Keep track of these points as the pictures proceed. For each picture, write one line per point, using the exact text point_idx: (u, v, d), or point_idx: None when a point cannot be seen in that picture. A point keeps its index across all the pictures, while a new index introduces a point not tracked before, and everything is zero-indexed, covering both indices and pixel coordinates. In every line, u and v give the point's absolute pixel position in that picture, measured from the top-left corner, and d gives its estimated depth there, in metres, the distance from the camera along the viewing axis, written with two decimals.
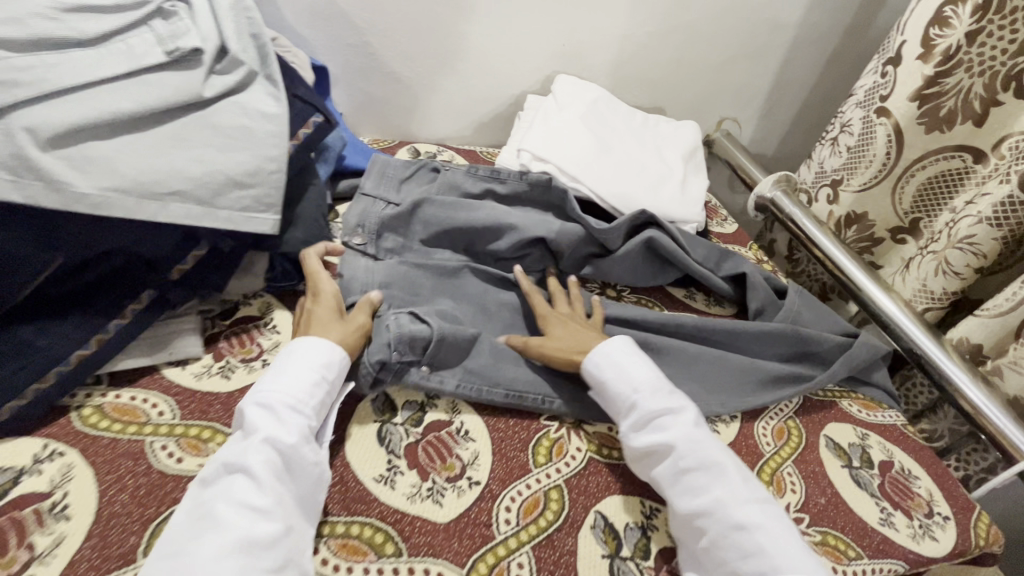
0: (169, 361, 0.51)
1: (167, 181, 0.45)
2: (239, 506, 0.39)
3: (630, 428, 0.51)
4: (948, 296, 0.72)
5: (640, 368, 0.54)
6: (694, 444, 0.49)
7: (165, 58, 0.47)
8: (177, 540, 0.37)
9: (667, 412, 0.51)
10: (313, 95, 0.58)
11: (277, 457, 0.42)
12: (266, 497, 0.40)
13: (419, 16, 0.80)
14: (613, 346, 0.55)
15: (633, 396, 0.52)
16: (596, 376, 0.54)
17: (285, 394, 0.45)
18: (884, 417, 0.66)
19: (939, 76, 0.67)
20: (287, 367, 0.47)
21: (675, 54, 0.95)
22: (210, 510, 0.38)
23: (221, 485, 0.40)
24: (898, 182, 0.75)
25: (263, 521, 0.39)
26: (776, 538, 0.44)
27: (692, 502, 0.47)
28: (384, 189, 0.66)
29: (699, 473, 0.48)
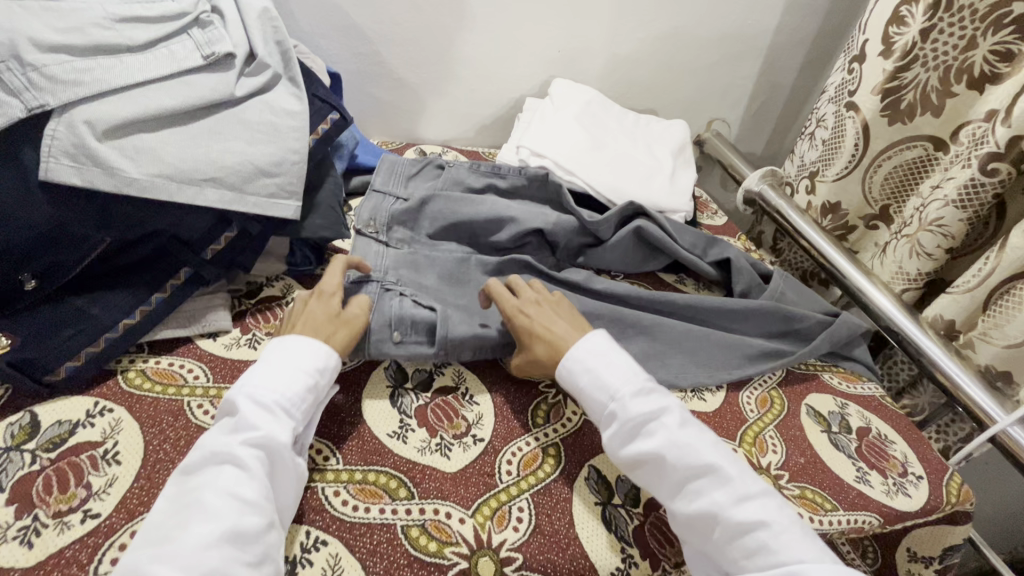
0: (202, 333, 0.56)
1: (204, 169, 0.51)
2: (226, 498, 0.39)
3: (613, 436, 0.51)
4: (922, 277, 0.77)
5: (617, 371, 0.53)
6: (681, 449, 0.48)
7: (202, 61, 0.54)
8: (163, 529, 0.38)
9: (649, 418, 0.50)
10: (330, 95, 0.63)
11: (264, 452, 0.42)
12: (254, 490, 0.40)
13: (425, 26, 0.87)
14: (586, 351, 0.54)
15: (611, 404, 0.51)
16: (573, 383, 0.53)
17: (273, 392, 0.45)
18: (863, 389, 0.71)
19: (898, 71, 0.74)
20: (277, 363, 0.47)
21: (665, 59, 1.01)
22: (198, 499, 0.39)
23: (208, 475, 0.41)
24: (867, 171, 0.82)
25: (249, 515, 0.39)
26: (774, 528, 0.45)
27: (690, 506, 0.47)
28: (394, 186, 0.71)
29: (692, 476, 0.48)
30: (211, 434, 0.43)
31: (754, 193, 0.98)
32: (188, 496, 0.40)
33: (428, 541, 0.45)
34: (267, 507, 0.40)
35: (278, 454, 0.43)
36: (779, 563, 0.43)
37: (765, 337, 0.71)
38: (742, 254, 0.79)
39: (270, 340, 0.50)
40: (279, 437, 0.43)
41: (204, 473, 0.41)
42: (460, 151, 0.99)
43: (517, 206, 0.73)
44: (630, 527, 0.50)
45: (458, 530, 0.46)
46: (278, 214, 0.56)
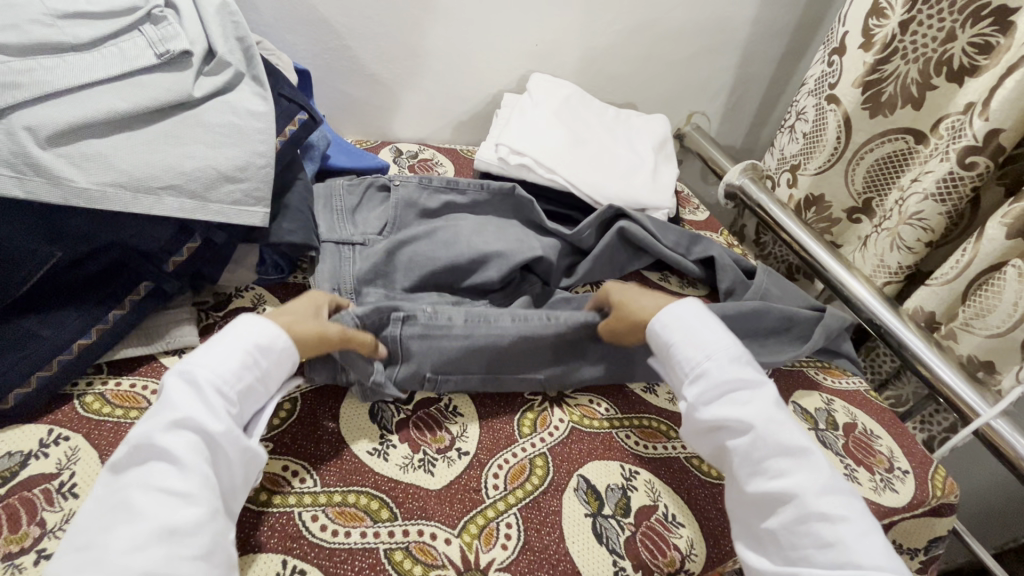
0: (166, 351, 0.53)
1: (162, 177, 0.48)
2: (155, 493, 0.36)
3: (700, 398, 0.50)
4: (904, 270, 0.78)
5: (719, 337, 0.52)
6: (774, 424, 0.47)
7: (156, 60, 0.50)
8: (89, 531, 0.35)
9: (743, 386, 0.49)
10: (299, 94, 0.60)
11: (200, 439, 0.39)
12: (188, 482, 0.37)
13: (396, 20, 0.84)
14: (691, 316, 0.54)
15: (705, 364, 0.51)
16: (671, 340, 0.53)
17: (207, 374, 0.42)
18: (848, 383, 0.71)
19: (879, 63, 0.73)
20: (211, 343, 0.44)
21: (643, 53, 0.99)
22: (124, 497, 0.36)
23: (135, 470, 0.38)
24: (850, 163, 0.81)
25: (184, 506, 0.36)
26: (852, 523, 0.43)
27: (768, 485, 0.46)
28: (338, 220, 0.66)
29: (780, 456, 0.47)
30: (141, 425, 0.40)
31: (735, 187, 0.98)
32: (115, 495, 0.37)
33: (412, 565, 0.43)
34: (205, 497, 0.38)
35: (213, 442, 0.40)
36: (849, 563, 0.41)
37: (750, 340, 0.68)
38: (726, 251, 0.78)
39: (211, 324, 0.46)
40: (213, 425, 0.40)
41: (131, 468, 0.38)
42: (438, 149, 0.97)
43: (483, 233, 0.69)
44: (621, 538, 0.49)
45: (444, 552, 0.44)
46: (244, 222, 0.53)
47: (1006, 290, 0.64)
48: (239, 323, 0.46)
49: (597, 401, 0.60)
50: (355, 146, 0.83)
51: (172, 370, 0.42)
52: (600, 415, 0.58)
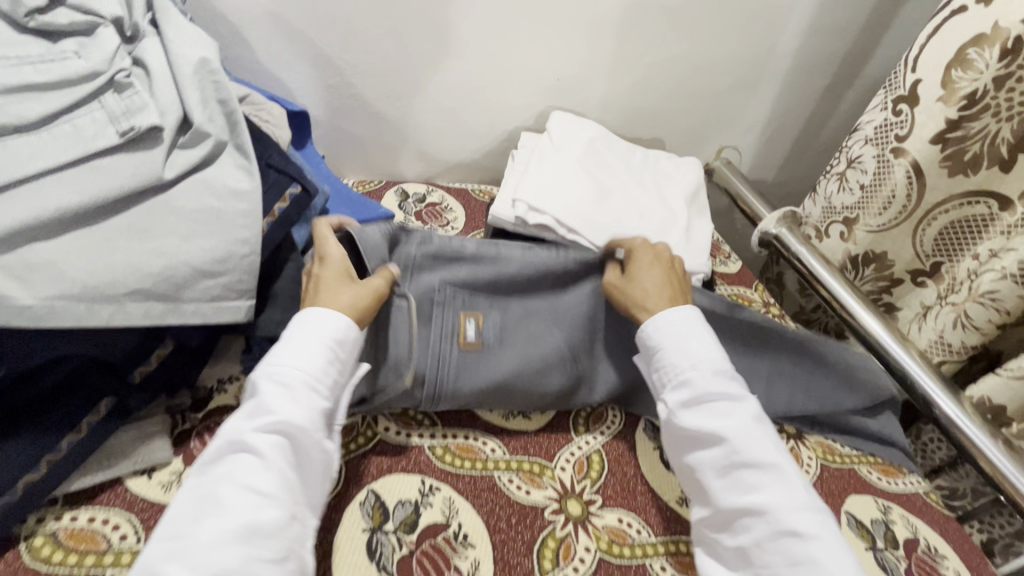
0: (134, 471, 0.46)
1: (124, 281, 0.40)
2: (242, 491, 0.38)
3: (679, 404, 0.51)
4: (966, 350, 0.71)
5: (704, 350, 0.52)
6: (747, 436, 0.47)
7: (119, 139, 0.42)
8: (178, 522, 0.37)
9: (723, 398, 0.49)
10: (289, 163, 0.52)
11: (286, 440, 0.41)
12: (271, 482, 0.39)
13: (404, 55, 0.75)
14: (679, 324, 0.54)
15: (688, 373, 0.51)
16: (656, 344, 0.53)
17: (291, 372, 0.43)
18: (905, 485, 0.63)
19: (963, 120, 0.64)
20: (299, 338, 0.45)
21: (673, 86, 0.90)
22: (214, 491, 0.38)
23: (226, 463, 0.40)
24: (919, 224, 0.73)
25: (266, 508, 0.38)
26: (825, 536, 0.43)
27: (739, 499, 0.46)
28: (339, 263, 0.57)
29: (755, 470, 0.46)
30: (233, 420, 0.42)
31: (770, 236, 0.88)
32: (207, 485, 0.39)
33: None
34: (285, 499, 0.39)
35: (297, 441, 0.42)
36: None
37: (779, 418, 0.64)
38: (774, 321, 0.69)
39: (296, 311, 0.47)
40: (296, 426, 0.42)
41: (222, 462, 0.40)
42: (447, 190, 0.89)
43: None
44: None
45: None
46: (224, 320, 0.45)
47: None
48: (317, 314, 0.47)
49: (627, 520, 0.52)
50: (356, 193, 0.75)
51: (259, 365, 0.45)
52: (631, 540, 0.51)
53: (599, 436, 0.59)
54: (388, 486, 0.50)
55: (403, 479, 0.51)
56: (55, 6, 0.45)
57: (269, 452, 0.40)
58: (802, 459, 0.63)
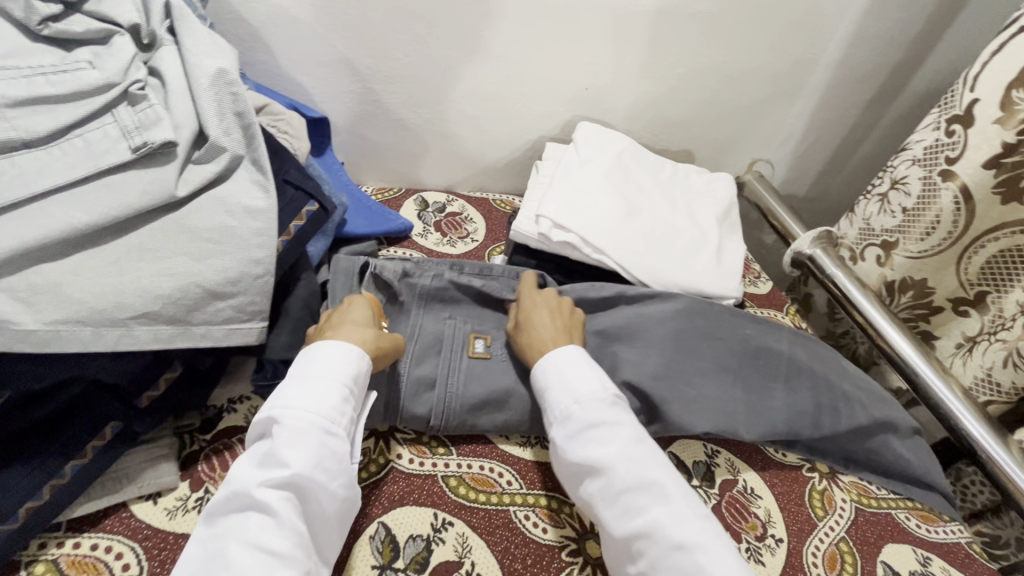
0: (139, 496, 0.44)
1: (131, 303, 0.39)
2: (250, 547, 0.35)
3: (566, 439, 0.48)
4: (1017, 392, 0.66)
5: (584, 377, 0.51)
6: (631, 461, 0.45)
7: (130, 155, 0.40)
8: None
9: (605, 425, 0.47)
10: (307, 178, 0.50)
11: (295, 491, 0.38)
12: (281, 534, 0.36)
13: (427, 60, 0.73)
14: (556, 357, 0.52)
15: (572, 407, 0.49)
16: (541, 384, 0.52)
17: (299, 410, 0.41)
18: (946, 533, 0.59)
19: (1021, 144, 0.59)
20: (303, 381, 0.43)
21: (706, 96, 0.86)
22: (222, 549, 0.35)
23: (232, 520, 0.37)
24: (965, 251, 0.68)
25: (278, 568, 0.35)
26: (714, 551, 0.41)
27: (630, 524, 0.43)
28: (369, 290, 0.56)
29: (637, 491, 0.44)
30: (238, 469, 0.39)
31: (804, 257, 0.83)
32: (215, 544, 0.36)
33: None
34: (298, 557, 0.36)
35: (311, 485, 0.39)
36: None
37: (806, 450, 0.62)
38: (810, 353, 0.65)
39: (303, 350, 0.46)
40: (308, 467, 0.39)
41: (229, 515, 0.37)
42: (468, 200, 0.86)
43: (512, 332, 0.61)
44: None
45: None
46: (236, 343, 0.44)
47: None
48: (325, 351, 0.45)
49: None
50: (375, 203, 0.73)
51: (265, 410, 0.42)
52: None
53: None
54: (399, 519, 0.48)
55: (415, 511, 0.49)
56: (70, 14, 0.43)
57: (277, 500, 0.37)
58: (836, 501, 0.59)
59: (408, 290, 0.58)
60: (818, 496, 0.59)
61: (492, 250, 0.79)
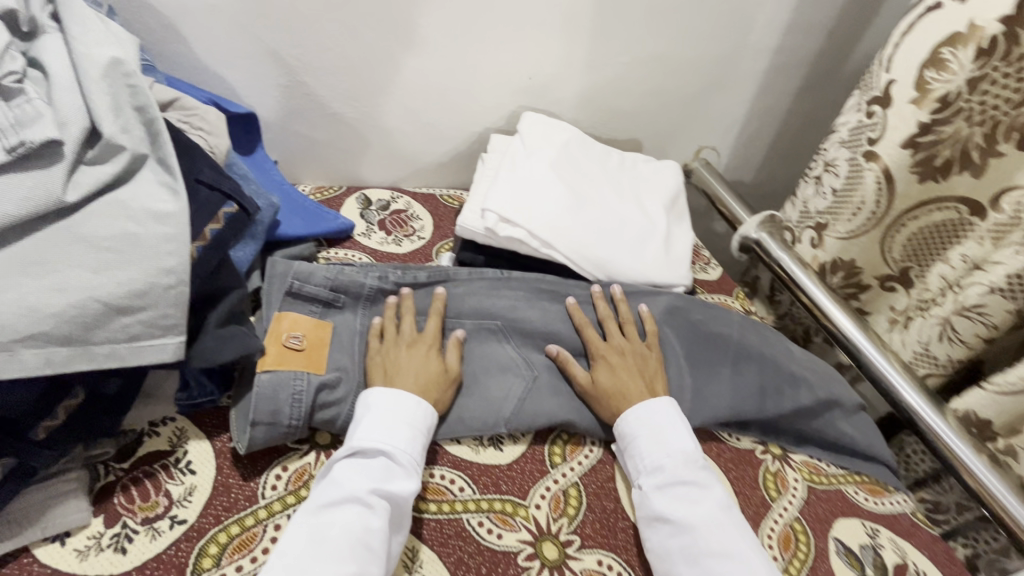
0: (44, 538, 0.40)
1: (15, 325, 0.34)
2: (353, 544, 0.41)
3: (650, 492, 0.51)
4: (952, 364, 0.68)
5: (678, 435, 0.54)
6: (715, 525, 0.48)
7: (4, 157, 0.36)
8: (298, 560, 0.41)
9: (694, 485, 0.51)
10: (223, 178, 0.46)
11: (388, 502, 0.44)
12: (377, 536, 0.42)
13: (361, 51, 0.69)
14: (652, 409, 0.55)
15: (663, 462, 0.52)
16: (634, 436, 0.54)
17: (392, 436, 0.47)
18: (892, 504, 0.61)
19: (934, 124, 0.63)
20: (395, 412, 0.49)
21: (649, 85, 0.86)
22: (328, 538, 0.42)
23: (335, 515, 0.43)
24: (887, 231, 0.71)
25: (370, 564, 0.41)
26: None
27: None
28: (303, 303, 0.55)
29: (716, 556, 0.47)
30: (341, 473, 0.46)
31: (751, 241, 0.85)
32: (321, 531, 0.42)
33: None
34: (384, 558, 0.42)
35: (403, 501, 0.45)
36: None
37: (760, 431, 0.63)
38: (760, 338, 0.66)
39: (390, 387, 0.50)
40: (401, 489, 0.45)
41: (334, 510, 0.44)
42: (414, 196, 0.83)
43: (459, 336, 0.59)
44: None
45: None
46: (147, 361, 0.39)
47: None
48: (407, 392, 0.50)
49: (606, 562, 0.49)
50: (312, 203, 0.69)
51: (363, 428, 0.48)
52: None
53: (576, 467, 0.55)
54: None
55: None
56: None
57: (379, 506, 0.44)
58: (788, 482, 0.60)
59: (349, 297, 0.57)
60: (771, 477, 0.60)
61: (440, 247, 0.76)
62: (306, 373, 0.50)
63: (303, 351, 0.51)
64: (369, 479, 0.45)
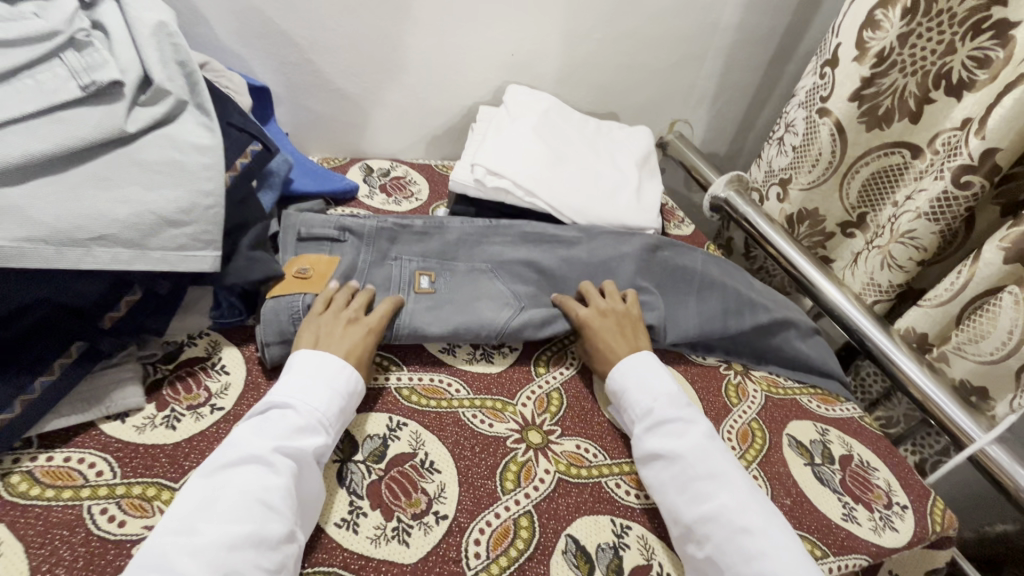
0: (107, 416, 0.48)
1: (91, 226, 0.42)
2: (252, 500, 0.41)
3: (643, 432, 0.54)
4: (894, 288, 0.74)
5: (659, 380, 0.57)
6: (706, 453, 0.51)
7: (80, 93, 0.45)
8: (186, 518, 0.40)
9: (681, 421, 0.54)
10: (250, 123, 0.55)
11: (292, 458, 0.44)
12: (279, 493, 0.42)
13: (362, 32, 0.78)
14: (635, 361, 0.58)
15: (651, 405, 0.55)
16: (617, 385, 0.57)
17: (300, 395, 0.48)
18: (842, 411, 0.69)
19: (875, 76, 0.70)
20: (305, 371, 0.49)
21: (623, 60, 0.95)
22: (222, 496, 0.41)
23: (232, 474, 0.43)
24: (844, 177, 0.78)
25: (271, 519, 0.41)
26: (768, 541, 0.46)
27: (699, 510, 0.48)
28: (314, 244, 0.61)
29: (709, 482, 0.50)
30: (241, 433, 0.45)
31: (720, 200, 0.93)
32: (214, 492, 0.41)
33: None
34: (289, 513, 0.42)
35: (306, 457, 0.45)
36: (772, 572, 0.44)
37: (724, 352, 0.71)
38: (721, 270, 0.73)
39: (303, 346, 0.51)
40: (306, 445, 0.45)
41: (229, 470, 0.43)
42: (411, 165, 0.92)
43: (455, 273, 0.64)
44: None
45: None
46: (191, 269, 0.47)
47: (1002, 316, 0.60)
48: (316, 354, 0.51)
49: (584, 446, 0.56)
50: (321, 166, 0.78)
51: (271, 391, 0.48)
52: (588, 462, 0.55)
53: (558, 375, 0.63)
54: (357, 423, 0.53)
55: (370, 416, 0.54)
56: None
57: (281, 464, 0.43)
58: (748, 392, 0.67)
59: (353, 236, 0.63)
60: (733, 388, 0.67)
61: (436, 206, 0.85)
62: (306, 296, 0.56)
63: (310, 279, 0.58)
64: (270, 438, 0.45)
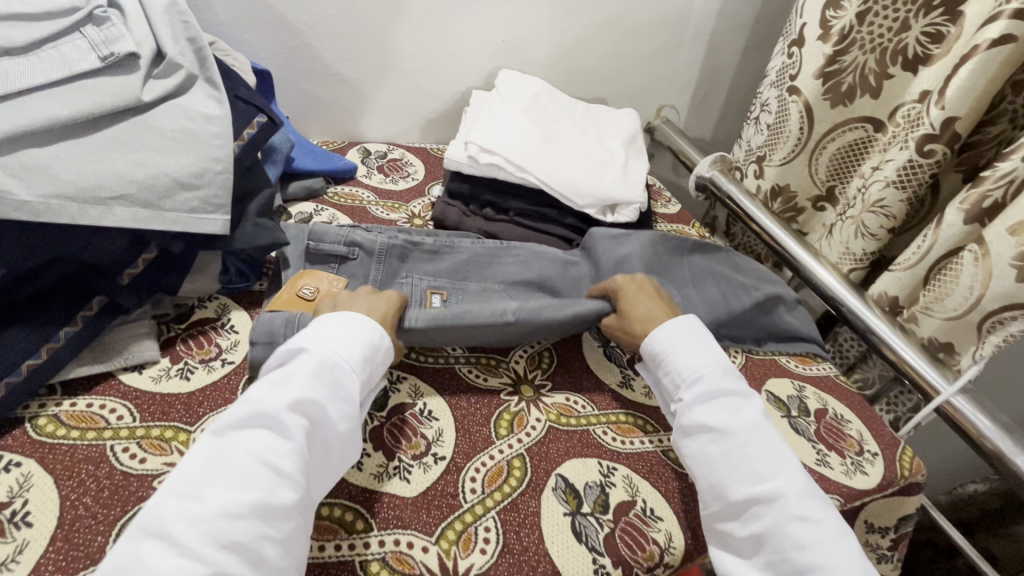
0: (125, 367, 0.51)
1: (110, 186, 0.46)
2: (261, 465, 0.39)
3: (692, 401, 0.51)
4: (868, 256, 0.78)
5: (712, 352, 0.54)
6: (760, 431, 0.48)
7: (99, 63, 0.48)
8: (190, 481, 0.38)
9: (734, 395, 0.51)
10: (256, 97, 0.59)
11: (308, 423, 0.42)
12: (289, 460, 0.40)
13: (358, 18, 0.82)
14: (687, 329, 0.56)
15: (704, 373, 0.52)
16: (672, 352, 0.54)
17: (322, 356, 0.45)
18: (818, 369, 0.72)
19: (837, 54, 0.74)
20: (331, 332, 0.47)
21: (609, 47, 0.99)
22: (230, 459, 0.39)
23: (243, 436, 0.40)
24: (813, 154, 0.82)
25: (280, 488, 0.39)
26: (822, 531, 0.43)
27: (751, 490, 0.46)
28: (322, 261, 0.62)
29: (762, 461, 0.47)
30: (257, 391, 0.43)
31: (704, 180, 0.97)
32: (222, 454, 0.39)
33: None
34: (298, 482, 0.40)
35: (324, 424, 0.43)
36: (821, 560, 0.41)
37: None
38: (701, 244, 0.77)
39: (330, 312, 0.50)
40: (325, 411, 0.43)
41: (241, 431, 0.41)
42: (407, 149, 0.95)
43: (466, 292, 0.65)
44: (600, 536, 0.48)
45: (421, 560, 0.44)
46: (203, 231, 0.50)
47: (963, 273, 0.64)
48: (348, 317, 0.49)
49: (573, 399, 0.60)
50: (321, 147, 0.81)
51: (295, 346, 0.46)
52: (577, 413, 0.58)
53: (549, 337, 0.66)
54: None
55: None
56: None
57: (295, 429, 0.41)
58: (729, 353, 0.71)
59: (363, 252, 0.63)
60: None
61: (431, 186, 0.88)
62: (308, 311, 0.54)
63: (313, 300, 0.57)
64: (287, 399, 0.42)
